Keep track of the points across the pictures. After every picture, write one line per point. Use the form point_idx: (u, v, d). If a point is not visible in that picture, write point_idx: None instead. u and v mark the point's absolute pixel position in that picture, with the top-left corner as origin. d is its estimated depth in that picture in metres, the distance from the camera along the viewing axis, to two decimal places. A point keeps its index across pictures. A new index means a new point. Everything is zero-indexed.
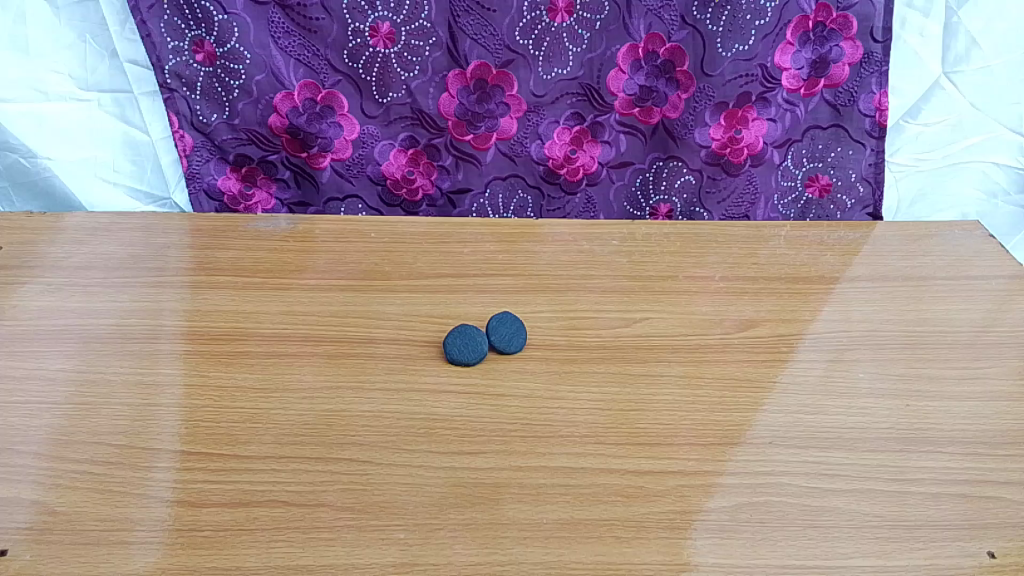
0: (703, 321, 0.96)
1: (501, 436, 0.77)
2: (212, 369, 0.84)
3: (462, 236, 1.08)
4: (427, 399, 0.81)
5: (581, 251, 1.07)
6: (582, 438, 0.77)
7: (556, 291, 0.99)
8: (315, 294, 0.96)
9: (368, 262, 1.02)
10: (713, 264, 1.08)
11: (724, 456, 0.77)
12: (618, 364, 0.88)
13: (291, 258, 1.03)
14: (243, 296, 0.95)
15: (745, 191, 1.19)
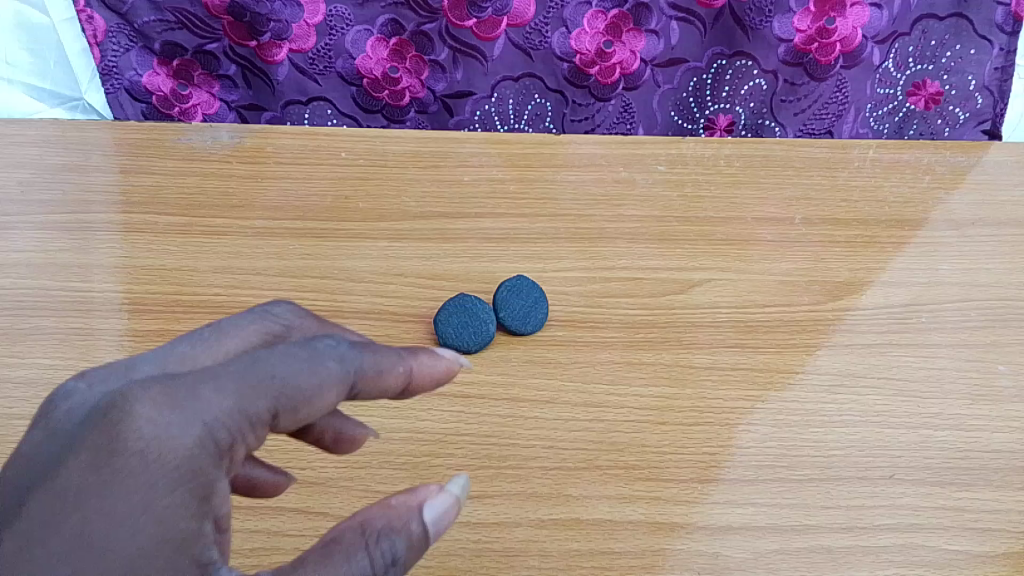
0: (784, 284, 0.71)
1: (516, 470, 0.54)
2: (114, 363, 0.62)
3: (459, 156, 0.82)
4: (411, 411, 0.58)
5: (616, 180, 0.81)
6: (628, 475, 0.55)
7: (585, 241, 0.74)
8: (261, 242, 0.71)
9: (333, 193, 0.77)
10: (792, 198, 0.81)
11: (829, 502, 0.55)
12: (674, 351, 0.64)
13: (231, 188, 0.77)
14: (163, 245, 0.71)
15: (832, 100, 0.92)
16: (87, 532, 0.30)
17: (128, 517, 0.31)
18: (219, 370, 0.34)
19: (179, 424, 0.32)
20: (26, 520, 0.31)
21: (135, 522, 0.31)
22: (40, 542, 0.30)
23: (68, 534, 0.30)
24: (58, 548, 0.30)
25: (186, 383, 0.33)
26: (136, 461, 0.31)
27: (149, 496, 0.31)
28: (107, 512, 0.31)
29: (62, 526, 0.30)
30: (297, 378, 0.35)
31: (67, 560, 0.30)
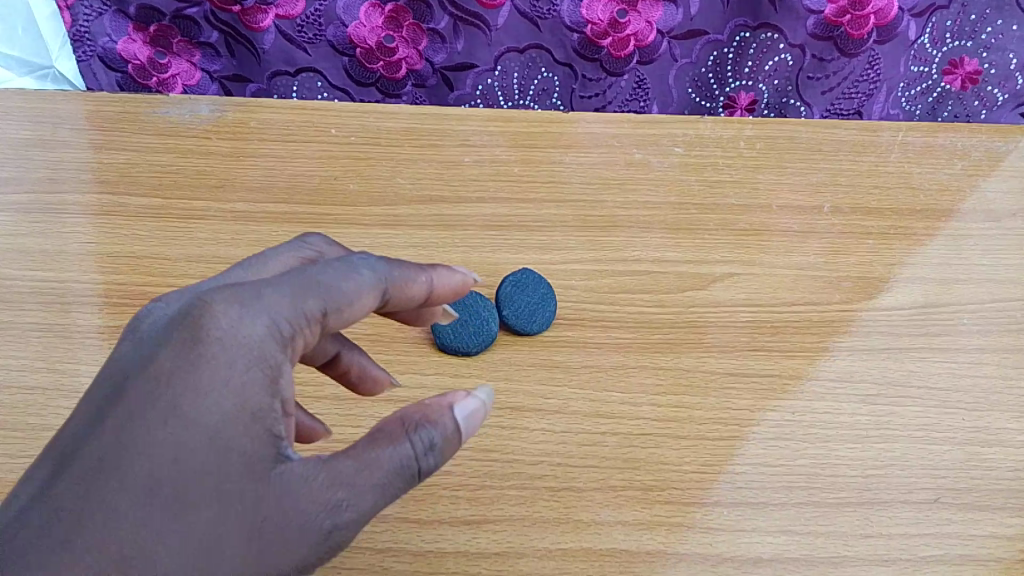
0: (813, 280, 0.65)
1: (520, 490, 0.49)
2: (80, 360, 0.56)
3: (459, 135, 0.75)
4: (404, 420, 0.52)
5: (630, 162, 0.75)
6: (645, 496, 0.49)
7: (596, 230, 0.68)
8: (241, 228, 0.65)
9: (321, 173, 0.70)
10: (820, 184, 0.75)
11: (869, 530, 0.49)
12: (694, 354, 0.58)
13: (209, 167, 0.70)
14: (133, 230, 0.65)
15: (863, 78, 0.85)
16: (177, 408, 0.33)
17: (213, 394, 0.33)
18: (278, 277, 0.37)
19: (247, 314, 0.35)
20: (125, 405, 0.33)
21: (217, 400, 0.33)
22: (137, 420, 0.33)
23: (159, 411, 0.33)
24: (154, 422, 0.33)
25: (249, 286, 0.36)
26: (214, 351, 0.34)
27: (229, 374, 0.34)
28: (191, 392, 0.33)
29: (159, 402, 0.33)
30: (346, 283, 0.38)
31: (164, 431, 0.33)
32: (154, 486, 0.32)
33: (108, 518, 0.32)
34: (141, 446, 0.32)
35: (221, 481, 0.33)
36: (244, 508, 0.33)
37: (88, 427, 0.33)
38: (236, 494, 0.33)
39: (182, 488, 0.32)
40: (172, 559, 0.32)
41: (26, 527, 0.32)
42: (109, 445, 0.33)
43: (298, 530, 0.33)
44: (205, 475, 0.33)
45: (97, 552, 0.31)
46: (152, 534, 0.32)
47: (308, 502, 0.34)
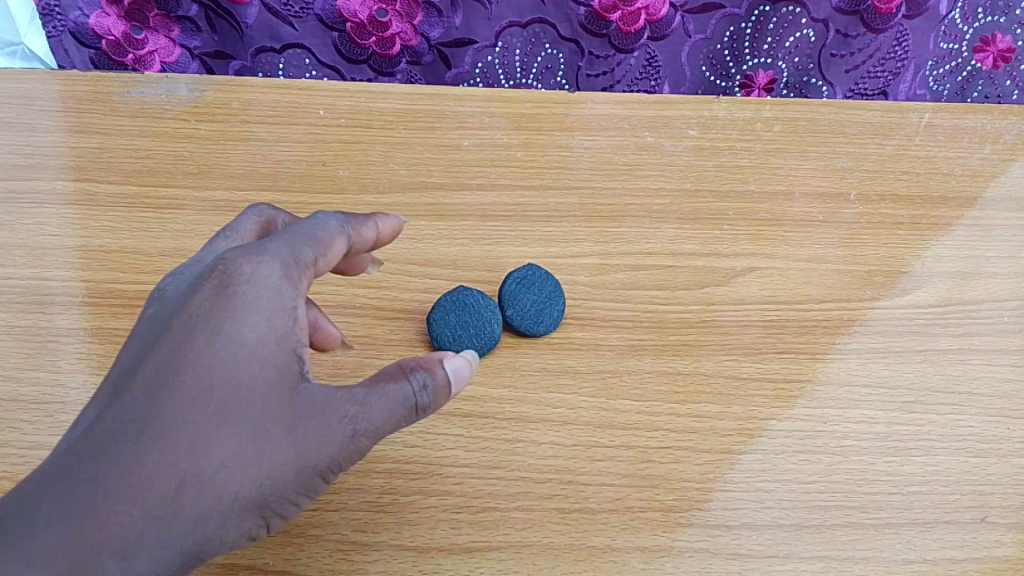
0: (841, 274, 0.60)
1: (528, 512, 0.44)
2: (41, 366, 0.51)
3: (458, 117, 0.70)
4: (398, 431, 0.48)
5: (642, 146, 0.69)
6: (666, 518, 0.45)
7: (606, 220, 0.63)
8: (222, 219, 0.60)
9: (309, 158, 0.65)
10: (845, 169, 0.70)
11: (913, 555, 0.45)
12: (715, 357, 0.54)
13: (188, 152, 0.65)
14: (104, 220, 0.59)
15: (888, 55, 0.80)
16: (214, 333, 0.36)
17: (245, 320, 0.37)
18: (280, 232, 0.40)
19: (264, 259, 0.38)
20: (169, 339, 0.36)
21: (249, 326, 0.37)
22: (181, 348, 0.36)
23: (201, 338, 0.36)
24: (195, 346, 0.36)
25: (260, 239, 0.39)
26: (241, 287, 0.37)
27: (258, 302, 0.37)
28: (226, 317, 0.37)
29: (198, 332, 0.36)
30: (331, 235, 0.42)
31: (205, 354, 0.36)
32: (200, 400, 0.35)
33: (160, 429, 0.34)
34: (185, 365, 0.36)
35: (257, 396, 0.36)
36: (279, 419, 0.36)
37: (141, 353, 0.37)
38: (273, 406, 0.36)
39: (223, 402, 0.35)
40: (226, 461, 0.35)
41: (89, 439, 0.35)
42: (158, 366, 0.36)
43: (324, 440, 0.37)
44: (244, 390, 0.36)
45: (156, 459, 0.34)
46: (201, 442, 0.35)
47: (329, 417, 0.37)
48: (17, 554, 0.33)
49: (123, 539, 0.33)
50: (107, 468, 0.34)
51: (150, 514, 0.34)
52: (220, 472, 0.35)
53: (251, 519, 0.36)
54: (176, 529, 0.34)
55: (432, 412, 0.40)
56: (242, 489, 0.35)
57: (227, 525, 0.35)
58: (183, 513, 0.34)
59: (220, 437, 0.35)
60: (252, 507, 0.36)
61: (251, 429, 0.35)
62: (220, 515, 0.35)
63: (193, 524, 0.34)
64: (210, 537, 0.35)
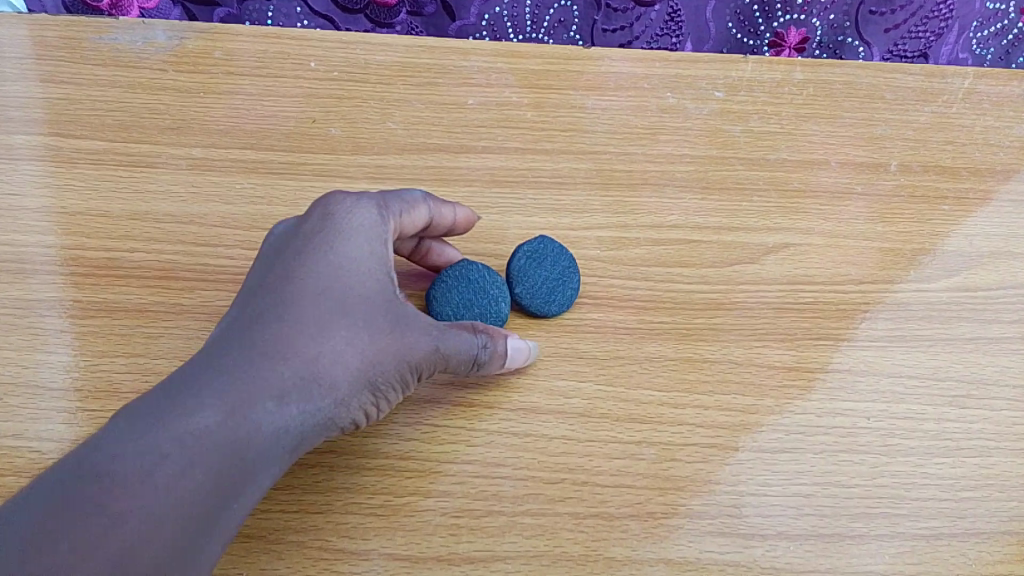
0: (883, 252, 0.55)
1: (541, 517, 0.40)
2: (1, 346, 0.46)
3: (461, 71, 0.63)
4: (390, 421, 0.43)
5: (663, 107, 0.63)
6: (693, 525, 0.41)
7: (624, 189, 0.57)
8: (200, 179, 0.54)
9: (297, 114, 0.59)
10: (884, 137, 0.63)
11: (968, 570, 0.41)
12: (745, 343, 0.48)
13: (163, 104, 0.58)
14: (68, 178, 0.54)
15: (933, 13, 0.74)
16: (332, 238, 0.39)
17: (357, 232, 0.40)
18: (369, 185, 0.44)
19: (363, 195, 0.42)
20: (290, 251, 0.40)
21: (359, 238, 0.40)
22: (301, 255, 0.39)
23: (318, 246, 0.39)
24: (313, 249, 0.39)
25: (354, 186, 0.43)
26: (348, 211, 0.41)
27: (366, 222, 0.41)
28: (338, 232, 0.40)
29: (315, 243, 0.39)
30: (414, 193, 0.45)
31: (324, 259, 0.39)
32: (324, 290, 0.38)
33: (295, 310, 0.37)
34: (309, 262, 0.39)
35: (371, 291, 0.39)
36: (388, 313, 0.39)
37: (265, 267, 0.40)
38: (381, 308, 0.39)
39: (343, 292, 0.38)
40: (347, 345, 0.38)
41: (232, 325, 0.38)
42: (283, 267, 0.39)
43: (421, 343, 0.40)
44: (362, 284, 0.39)
45: (293, 331, 0.37)
46: (329, 321, 0.38)
47: (426, 322, 0.40)
48: (180, 400, 0.34)
49: (273, 392, 0.36)
50: (252, 339, 0.37)
51: (293, 375, 0.36)
52: (341, 355, 0.37)
53: (367, 397, 0.39)
54: (314, 391, 0.37)
55: (496, 367, 0.43)
56: (365, 365, 0.38)
57: (351, 398, 0.38)
58: (320, 377, 0.37)
59: (345, 318, 0.38)
60: (371, 385, 0.39)
61: (366, 323, 0.38)
62: (348, 386, 0.38)
63: (327, 388, 0.37)
64: (339, 404, 0.38)
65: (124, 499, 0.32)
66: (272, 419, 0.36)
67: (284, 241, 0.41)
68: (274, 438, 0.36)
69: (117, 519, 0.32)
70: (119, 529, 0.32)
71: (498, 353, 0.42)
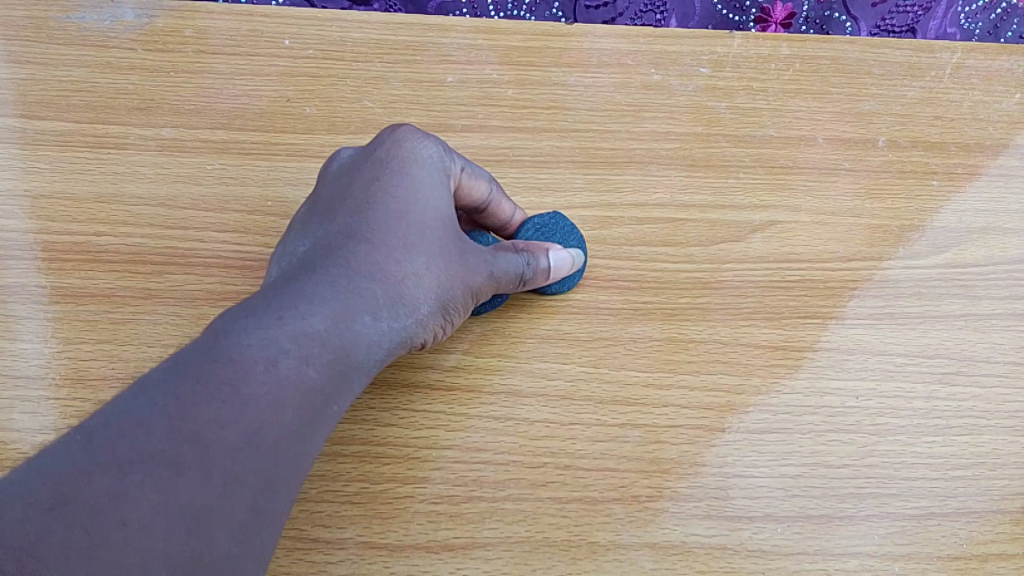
0: (871, 230, 0.54)
1: (522, 503, 0.39)
2: None
3: (441, 48, 0.61)
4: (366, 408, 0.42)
5: (647, 84, 0.61)
6: (677, 507, 0.40)
7: (607, 167, 0.56)
8: (170, 161, 0.52)
9: (272, 94, 0.57)
10: (872, 113, 0.61)
11: (958, 550, 0.40)
12: (731, 323, 0.47)
13: (131, 84, 0.57)
14: (32, 160, 0.52)
15: None
16: (405, 166, 0.41)
17: (429, 163, 0.42)
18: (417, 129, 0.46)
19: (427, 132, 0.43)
20: (366, 178, 0.41)
21: (432, 169, 0.42)
22: (380, 180, 0.40)
23: (396, 173, 0.41)
24: (391, 176, 0.40)
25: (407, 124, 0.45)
26: (418, 143, 0.42)
27: (437, 154, 0.42)
28: (413, 160, 0.41)
29: (392, 171, 0.41)
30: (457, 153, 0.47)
31: (403, 186, 0.40)
32: (406, 215, 0.40)
33: (381, 232, 0.39)
34: (390, 187, 0.40)
35: (443, 217, 0.41)
36: (455, 240, 0.41)
37: (342, 194, 0.41)
38: (452, 236, 0.41)
39: (421, 217, 0.40)
40: (426, 268, 0.40)
41: (320, 248, 0.39)
42: (363, 192, 0.40)
43: (484, 270, 0.42)
44: (436, 210, 0.41)
45: (383, 252, 0.39)
46: (411, 244, 0.39)
47: (483, 251, 0.42)
48: (288, 306, 0.35)
49: (371, 307, 0.37)
50: (345, 258, 0.38)
51: (384, 292, 0.38)
52: (422, 277, 0.39)
53: (438, 320, 0.41)
54: (401, 309, 0.38)
55: (539, 282, 0.45)
56: (442, 288, 0.40)
57: (428, 319, 0.40)
58: (406, 296, 0.39)
59: (425, 241, 0.40)
60: (444, 307, 0.41)
61: (440, 248, 0.40)
62: (427, 306, 0.40)
63: (411, 307, 0.39)
64: (418, 324, 0.39)
65: (250, 385, 0.32)
66: (369, 332, 0.37)
67: (354, 169, 0.42)
68: (369, 351, 0.37)
69: (244, 402, 0.32)
70: (245, 414, 0.32)
71: (541, 271, 0.44)
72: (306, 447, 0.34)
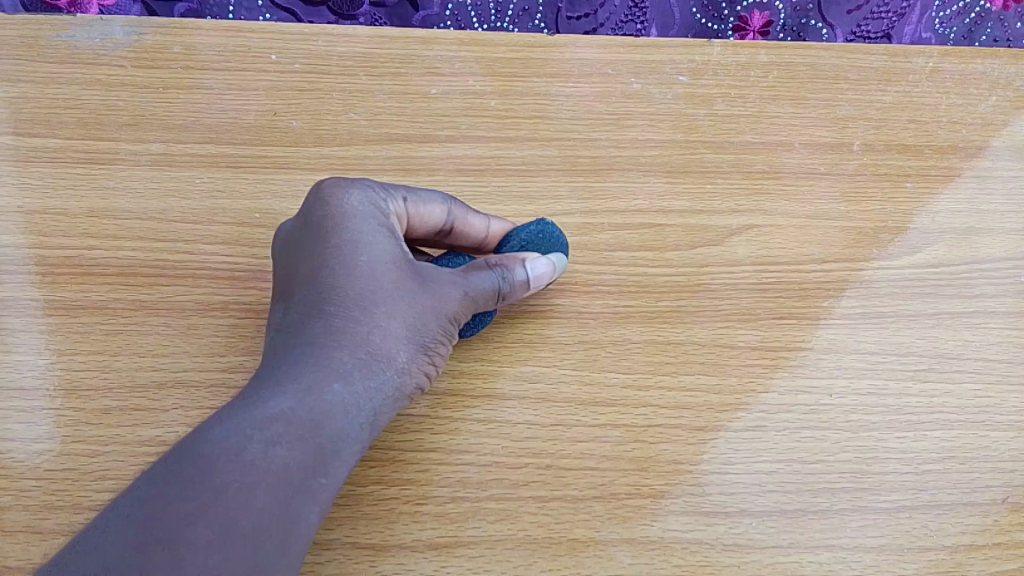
0: (847, 232, 0.55)
1: (505, 503, 0.40)
2: None
3: (426, 60, 0.63)
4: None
5: (628, 92, 0.62)
6: (656, 504, 0.41)
7: (589, 175, 0.57)
8: (160, 175, 0.54)
9: (260, 107, 0.58)
10: (848, 117, 0.63)
11: (929, 542, 0.41)
12: (709, 324, 0.49)
13: (122, 100, 0.58)
14: (25, 177, 0.53)
15: None
16: (340, 225, 0.41)
17: (361, 213, 0.42)
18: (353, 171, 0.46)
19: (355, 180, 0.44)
20: (309, 246, 0.42)
21: (367, 216, 0.42)
22: (321, 246, 0.41)
23: (332, 232, 0.41)
24: (329, 239, 0.41)
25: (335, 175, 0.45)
26: (345, 194, 0.42)
27: (368, 199, 0.42)
28: (345, 216, 0.41)
29: (329, 231, 0.41)
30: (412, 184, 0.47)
31: (341, 243, 0.41)
32: (354, 271, 0.40)
33: (336, 298, 0.40)
34: (331, 250, 0.41)
35: (398, 261, 0.41)
36: (417, 278, 0.42)
37: (293, 271, 0.42)
38: (412, 276, 0.41)
39: (371, 268, 0.40)
40: (391, 315, 0.40)
41: (282, 332, 0.40)
42: (309, 263, 0.41)
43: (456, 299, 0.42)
44: (386, 257, 0.41)
45: (342, 318, 0.39)
46: (368, 299, 0.40)
47: (449, 277, 0.43)
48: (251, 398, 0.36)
49: (340, 373, 0.38)
50: (306, 336, 0.39)
51: (353, 356, 0.39)
52: (390, 325, 0.40)
53: (422, 360, 0.41)
54: (375, 364, 0.39)
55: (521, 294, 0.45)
56: (414, 329, 0.41)
57: (410, 364, 0.41)
58: (377, 352, 0.39)
59: (383, 293, 0.40)
60: (424, 346, 0.41)
61: (401, 292, 0.41)
62: (405, 352, 0.40)
63: (386, 360, 0.40)
64: (400, 372, 0.40)
65: (219, 477, 0.33)
66: (343, 394, 0.38)
67: (298, 242, 0.43)
68: (349, 412, 0.38)
69: (218, 494, 0.33)
70: (220, 504, 0.32)
71: (517, 281, 0.44)
72: (300, 515, 0.35)
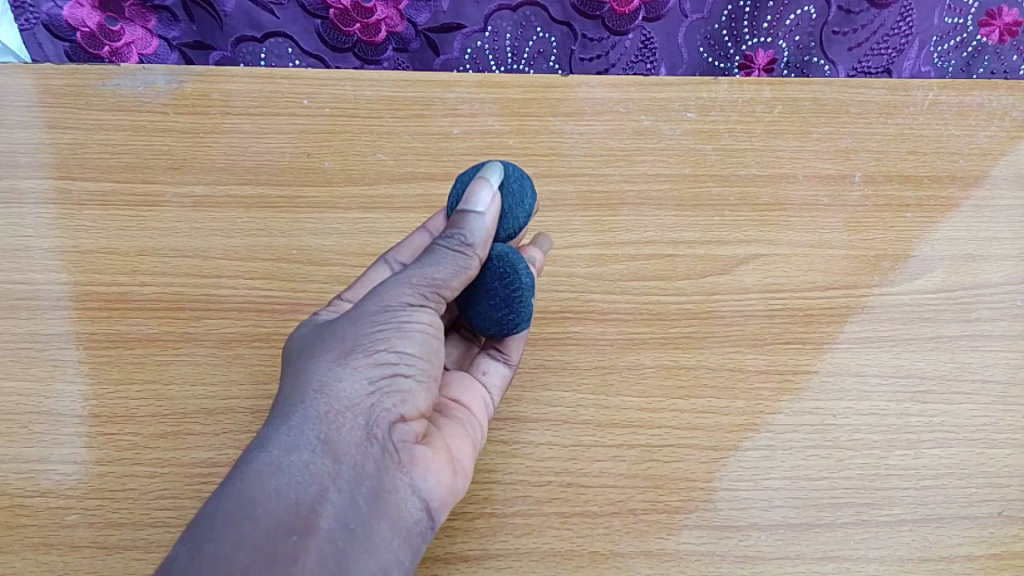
0: (850, 260, 0.58)
1: (529, 517, 0.43)
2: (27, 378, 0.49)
3: (447, 102, 0.67)
4: (468, 467, 0.43)
5: (638, 130, 0.66)
6: (670, 518, 0.44)
7: (602, 209, 0.60)
8: (203, 215, 0.57)
9: (293, 150, 0.62)
10: (850, 150, 0.66)
11: (930, 553, 0.44)
12: (719, 350, 0.52)
13: (166, 145, 0.62)
14: (80, 218, 0.57)
15: (893, 31, 0.79)
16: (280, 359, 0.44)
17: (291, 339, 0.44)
18: None
19: None
20: None
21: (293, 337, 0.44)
22: None
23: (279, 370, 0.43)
24: None
25: None
26: None
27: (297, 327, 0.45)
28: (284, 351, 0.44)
29: None
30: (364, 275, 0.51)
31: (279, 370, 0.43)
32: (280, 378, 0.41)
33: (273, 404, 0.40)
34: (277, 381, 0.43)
35: (311, 337, 0.42)
36: (332, 327, 0.41)
37: None
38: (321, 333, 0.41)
39: (289, 364, 0.41)
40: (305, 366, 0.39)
41: None
42: None
43: (373, 302, 0.41)
44: (303, 344, 0.42)
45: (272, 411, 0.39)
46: (287, 381, 0.40)
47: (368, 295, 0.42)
48: None
49: (260, 441, 0.37)
50: None
51: (274, 420, 0.38)
52: (302, 374, 0.39)
53: (350, 366, 0.39)
54: (292, 408, 0.38)
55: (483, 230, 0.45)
56: (326, 356, 0.39)
57: (334, 378, 0.38)
58: (294, 400, 0.38)
59: (297, 365, 0.40)
60: (345, 356, 0.39)
61: (311, 349, 0.40)
62: (324, 372, 0.39)
63: (304, 396, 0.38)
64: (320, 393, 0.38)
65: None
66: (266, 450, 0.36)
67: None
68: (278, 458, 0.36)
69: None
70: None
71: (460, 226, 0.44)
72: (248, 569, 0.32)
